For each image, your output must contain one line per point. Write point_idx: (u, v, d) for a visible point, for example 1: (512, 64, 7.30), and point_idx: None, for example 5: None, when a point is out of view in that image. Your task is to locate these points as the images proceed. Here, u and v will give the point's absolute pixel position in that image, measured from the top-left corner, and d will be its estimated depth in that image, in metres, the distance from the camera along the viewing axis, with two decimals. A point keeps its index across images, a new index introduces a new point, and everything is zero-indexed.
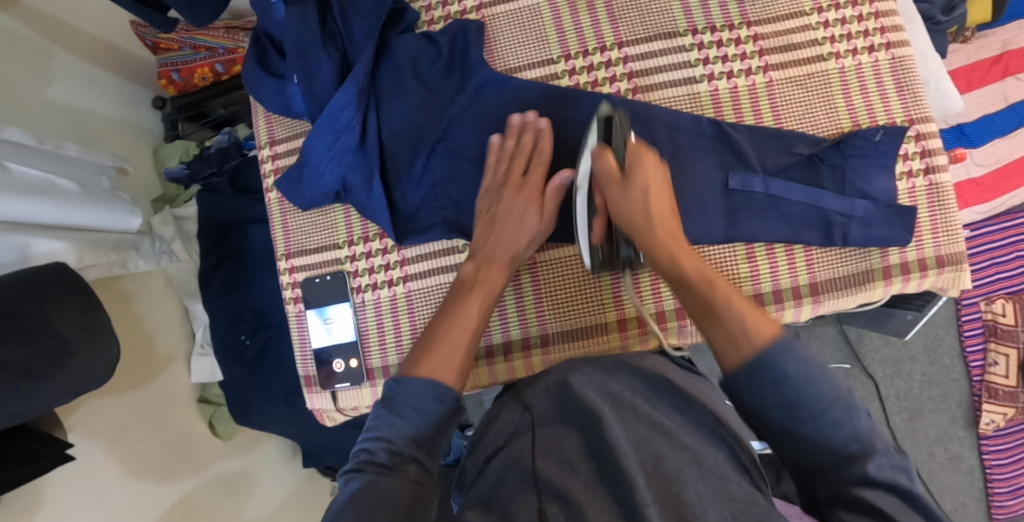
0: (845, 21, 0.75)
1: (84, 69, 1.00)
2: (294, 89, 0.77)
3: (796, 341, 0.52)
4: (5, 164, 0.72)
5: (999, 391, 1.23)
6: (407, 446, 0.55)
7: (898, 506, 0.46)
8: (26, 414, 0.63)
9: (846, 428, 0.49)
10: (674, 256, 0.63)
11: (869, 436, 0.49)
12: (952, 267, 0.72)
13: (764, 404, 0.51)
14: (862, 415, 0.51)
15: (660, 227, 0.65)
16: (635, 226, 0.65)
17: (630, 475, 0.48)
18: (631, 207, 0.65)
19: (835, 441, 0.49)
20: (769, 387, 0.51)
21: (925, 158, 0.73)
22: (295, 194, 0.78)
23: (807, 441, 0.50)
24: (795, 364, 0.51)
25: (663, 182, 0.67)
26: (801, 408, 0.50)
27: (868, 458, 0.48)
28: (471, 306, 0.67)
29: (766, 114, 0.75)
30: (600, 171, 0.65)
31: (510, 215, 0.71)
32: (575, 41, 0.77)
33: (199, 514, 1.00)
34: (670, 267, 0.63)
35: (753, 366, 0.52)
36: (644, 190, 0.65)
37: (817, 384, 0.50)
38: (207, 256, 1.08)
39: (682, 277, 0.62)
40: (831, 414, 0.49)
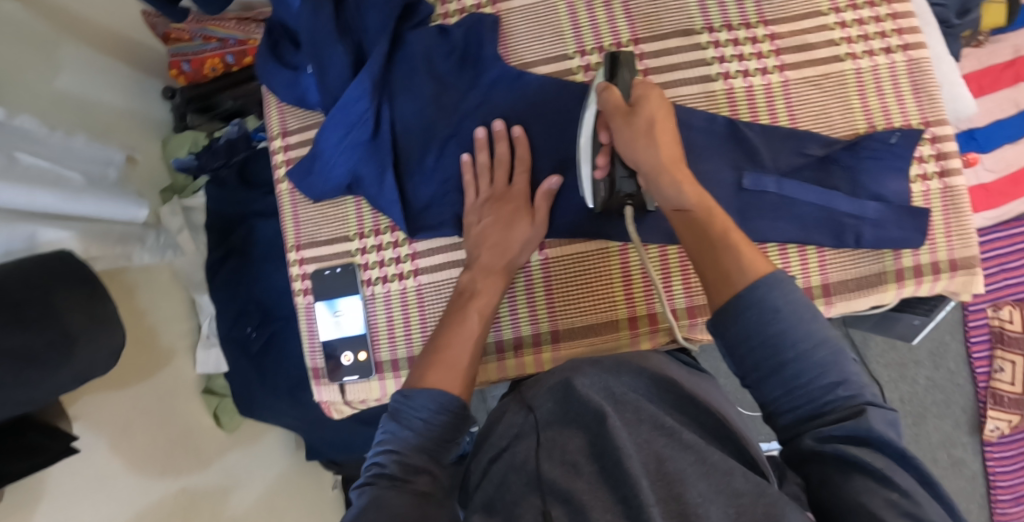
0: (862, 22, 0.75)
1: (95, 57, 1.00)
2: (308, 79, 0.76)
3: (787, 282, 0.49)
4: (13, 153, 0.72)
5: (1004, 397, 1.23)
6: (417, 457, 0.53)
7: (888, 462, 0.44)
8: (32, 402, 0.63)
9: (834, 371, 0.47)
10: (676, 182, 0.58)
11: (858, 385, 0.47)
12: (965, 271, 0.72)
13: (747, 338, 0.49)
14: (851, 363, 0.49)
15: (663, 151, 0.60)
16: (634, 153, 0.61)
17: (635, 478, 0.47)
18: (633, 134, 0.61)
19: (819, 382, 0.47)
20: (757, 318, 0.49)
21: (941, 161, 0.72)
22: (308, 186, 0.78)
23: (792, 382, 0.48)
24: (784, 300, 0.49)
25: (667, 113, 0.63)
26: (788, 344, 0.48)
27: (856, 405, 0.46)
28: (470, 318, 0.68)
29: (781, 114, 0.74)
30: (606, 104, 0.63)
31: (497, 226, 0.73)
32: (590, 37, 0.77)
33: (201, 506, 1.00)
34: (672, 197, 0.59)
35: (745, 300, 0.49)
36: (648, 117, 0.61)
37: (805, 323, 0.48)
38: (214, 248, 1.08)
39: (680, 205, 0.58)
40: (819, 355, 0.47)
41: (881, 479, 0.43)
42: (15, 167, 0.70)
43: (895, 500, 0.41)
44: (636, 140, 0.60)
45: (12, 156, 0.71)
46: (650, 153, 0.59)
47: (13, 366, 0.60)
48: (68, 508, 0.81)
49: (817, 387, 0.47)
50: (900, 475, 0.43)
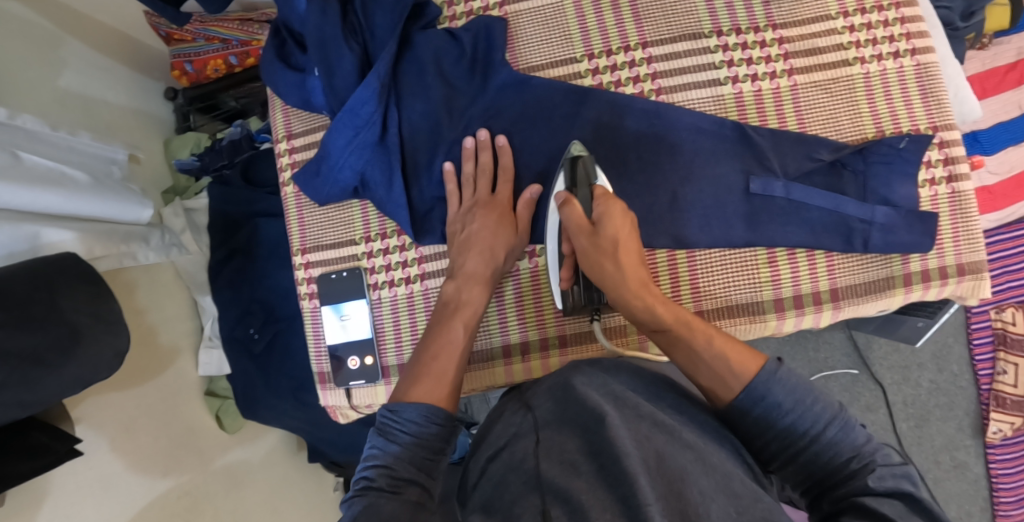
0: (871, 26, 0.74)
1: (97, 57, 1.00)
2: (314, 81, 0.76)
3: (779, 373, 0.56)
4: (17, 152, 0.71)
5: (1007, 399, 1.22)
6: (405, 469, 0.53)
7: (904, 510, 0.46)
8: (37, 404, 0.62)
9: (845, 446, 0.52)
10: (648, 304, 0.64)
11: (868, 450, 0.52)
12: (973, 276, 0.72)
13: (760, 433, 0.55)
14: (859, 430, 0.53)
15: (627, 275, 0.65)
16: (603, 276, 0.66)
17: (633, 476, 0.46)
18: (598, 255, 0.66)
19: (835, 454, 0.52)
20: (763, 417, 0.55)
21: (948, 165, 0.72)
22: (313, 188, 0.78)
23: (810, 461, 0.53)
24: (785, 392, 0.55)
25: (629, 227, 0.67)
26: (799, 431, 0.54)
27: (869, 470, 0.50)
28: (456, 330, 0.67)
29: (790, 118, 0.74)
30: (568, 222, 0.67)
31: (485, 234, 0.72)
32: (598, 40, 0.77)
33: (204, 508, 1.00)
34: (647, 318, 0.65)
35: (745, 398, 0.56)
36: (612, 236, 0.65)
37: (811, 407, 0.54)
38: (217, 249, 1.08)
39: (659, 324, 0.64)
40: (829, 434, 0.53)
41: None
42: (18, 167, 0.70)
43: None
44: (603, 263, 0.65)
45: (15, 155, 0.70)
46: (618, 277, 0.65)
47: (17, 368, 0.59)
48: (71, 509, 0.80)
49: (835, 459, 0.52)
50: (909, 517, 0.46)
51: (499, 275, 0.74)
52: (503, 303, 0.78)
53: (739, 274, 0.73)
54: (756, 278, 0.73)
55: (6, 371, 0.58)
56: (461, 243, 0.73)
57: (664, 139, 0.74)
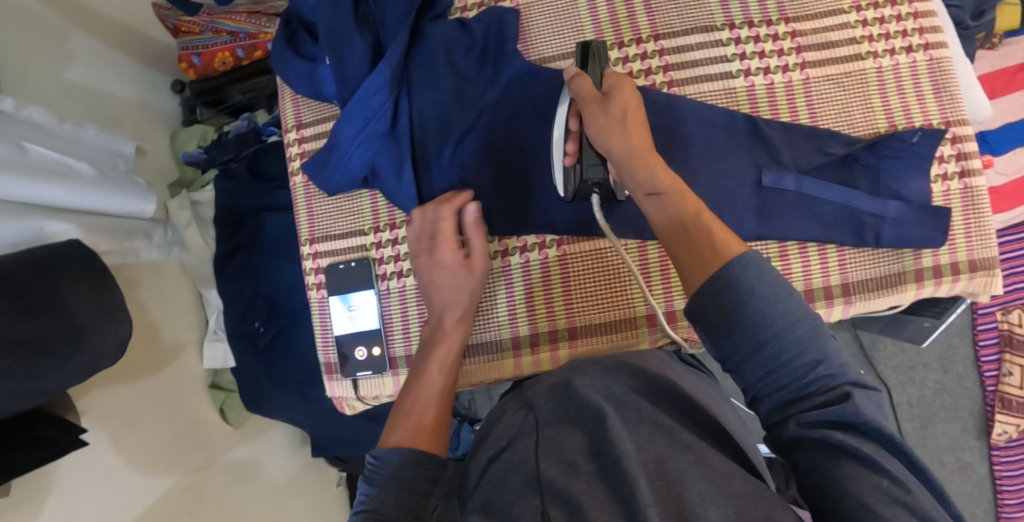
0: (884, 21, 0.74)
1: (105, 48, 1.00)
2: (326, 71, 0.76)
3: (762, 260, 0.49)
4: (23, 144, 0.71)
5: (1013, 401, 1.21)
6: (392, 512, 0.52)
7: (877, 448, 0.44)
8: (42, 393, 0.62)
9: (814, 350, 0.47)
10: (649, 167, 0.57)
11: (840, 364, 0.47)
12: (984, 272, 0.72)
13: (723, 321, 0.49)
14: (830, 339, 0.48)
15: (638, 137, 0.59)
16: (606, 139, 0.60)
17: (633, 477, 0.47)
18: (606, 120, 0.60)
19: (800, 362, 0.47)
20: (733, 298, 0.48)
21: (961, 161, 0.72)
22: (322, 179, 0.77)
23: (774, 363, 0.47)
24: (760, 278, 0.48)
25: (638, 106, 0.63)
26: (766, 323, 0.47)
27: (842, 389, 0.46)
28: (431, 371, 0.69)
29: (802, 112, 0.74)
30: (579, 92, 0.63)
31: (431, 281, 0.73)
32: (610, 32, 0.76)
33: (208, 500, 1.00)
34: (643, 186, 0.58)
35: (718, 279, 0.49)
36: (621, 106, 0.61)
37: (780, 301, 0.48)
38: (223, 242, 1.07)
39: (655, 190, 0.57)
40: (796, 334, 0.47)
41: (872, 465, 0.42)
42: (22, 159, 0.69)
43: (887, 488, 0.41)
44: (611, 125, 0.59)
45: (21, 147, 0.70)
46: (624, 137, 0.59)
47: (22, 356, 0.59)
48: (74, 503, 0.80)
49: (799, 365, 0.47)
50: (889, 462, 0.43)
51: (473, 308, 0.74)
52: (512, 292, 0.78)
53: None
54: None
55: (11, 360, 0.58)
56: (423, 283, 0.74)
57: (676, 131, 0.74)
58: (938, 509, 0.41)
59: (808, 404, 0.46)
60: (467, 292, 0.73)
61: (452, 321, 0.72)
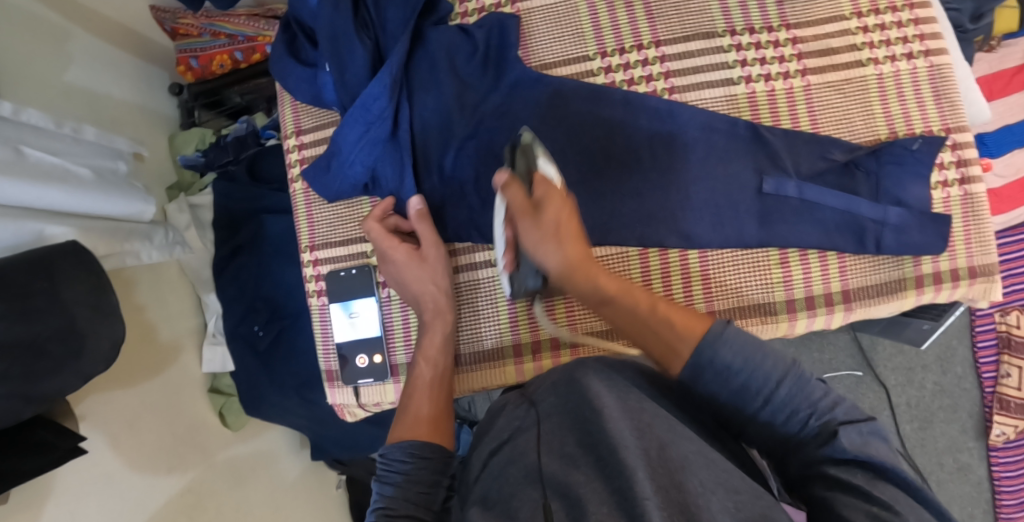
0: (884, 27, 0.74)
1: (104, 51, 0.99)
2: (326, 77, 0.75)
3: (725, 335, 0.56)
4: (20, 148, 0.70)
5: (1011, 402, 1.23)
6: (403, 506, 0.57)
7: (869, 478, 0.46)
8: (41, 398, 0.62)
9: (802, 404, 0.52)
10: (593, 277, 0.65)
11: (828, 409, 0.51)
12: (984, 278, 0.72)
13: (715, 393, 0.55)
14: (816, 386, 0.53)
15: (571, 250, 0.64)
16: (542, 255, 0.64)
17: (630, 468, 0.44)
18: (541, 238, 0.63)
19: (792, 415, 0.52)
20: (711, 377, 0.55)
21: (961, 168, 0.72)
22: (322, 185, 0.77)
23: (772, 423, 0.53)
24: (734, 352, 0.55)
25: (569, 210, 0.64)
26: (751, 391, 0.53)
27: (831, 430, 0.50)
28: (420, 366, 0.72)
29: (803, 119, 0.74)
30: (510, 205, 0.63)
31: (397, 282, 0.75)
32: (611, 38, 0.76)
33: (207, 504, 0.99)
34: (592, 293, 0.66)
35: (695, 361, 0.56)
36: (553, 219, 0.63)
37: (760, 366, 0.54)
38: (222, 246, 1.07)
39: (602, 295, 0.66)
40: (782, 393, 0.53)
41: (865, 494, 0.44)
42: (21, 162, 0.69)
43: (876, 512, 0.42)
44: (545, 242, 0.63)
45: (19, 151, 0.70)
46: (559, 254, 0.63)
47: (17, 359, 0.59)
48: (76, 505, 0.80)
49: (792, 419, 0.52)
50: (881, 489, 0.45)
51: (450, 303, 0.75)
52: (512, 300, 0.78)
53: (751, 275, 0.73)
54: (767, 279, 0.73)
55: (6, 363, 0.58)
56: (395, 284, 0.76)
57: (676, 138, 0.74)
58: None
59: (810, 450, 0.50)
60: (431, 283, 0.74)
61: (427, 317, 0.74)
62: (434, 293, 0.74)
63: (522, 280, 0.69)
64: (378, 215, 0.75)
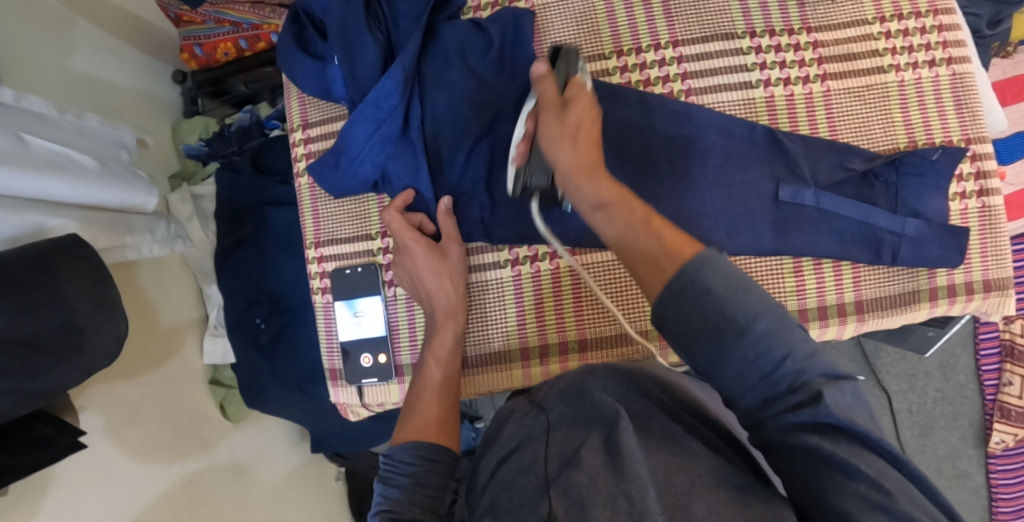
0: (907, 33, 0.73)
1: (107, 37, 0.97)
2: (335, 71, 0.74)
3: (720, 260, 0.48)
4: (22, 136, 0.69)
5: (1011, 411, 1.22)
6: (409, 510, 0.57)
7: (857, 449, 0.42)
8: (41, 394, 0.61)
9: (779, 345, 0.45)
10: (594, 177, 0.58)
11: (807, 357, 0.45)
12: (999, 292, 0.71)
13: (687, 320, 0.47)
14: (796, 330, 0.47)
15: (585, 152, 0.60)
16: (554, 150, 0.60)
17: (642, 481, 0.45)
18: (561, 131, 0.60)
19: (768, 362, 0.45)
20: (694, 302, 0.47)
21: (980, 180, 0.71)
22: (331, 181, 0.76)
23: (741, 362, 0.46)
24: (716, 274, 0.47)
25: (594, 119, 0.63)
26: (727, 320, 0.46)
27: (812, 388, 0.44)
28: (430, 367, 0.71)
29: (822, 125, 0.73)
30: (540, 97, 0.62)
31: (411, 276, 0.74)
32: (628, 37, 0.75)
33: (208, 498, 0.99)
34: (590, 197, 0.58)
35: (676, 283, 0.48)
36: (576, 120, 0.61)
37: (742, 295, 0.46)
38: (225, 237, 1.06)
39: (600, 197, 0.58)
40: (759, 329, 0.45)
41: (849, 469, 0.41)
42: (23, 151, 0.67)
43: (865, 493, 0.40)
44: (562, 137, 0.60)
45: (20, 138, 0.68)
46: (571, 152, 0.59)
47: (17, 355, 0.58)
48: (75, 498, 0.79)
49: (767, 362, 0.45)
50: (869, 462, 0.42)
51: (462, 304, 0.75)
52: (522, 305, 0.77)
53: (764, 283, 0.72)
54: (781, 288, 0.72)
55: (6, 358, 0.57)
56: (407, 280, 0.75)
57: (692, 142, 0.73)
58: (921, 506, 0.40)
59: (781, 406, 0.45)
60: (447, 280, 0.73)
61: (438, 315, 0.74)
62: (448, 291, 0.73)
63: (527, 179, 0.66)
64: (400, 206, 0.74)
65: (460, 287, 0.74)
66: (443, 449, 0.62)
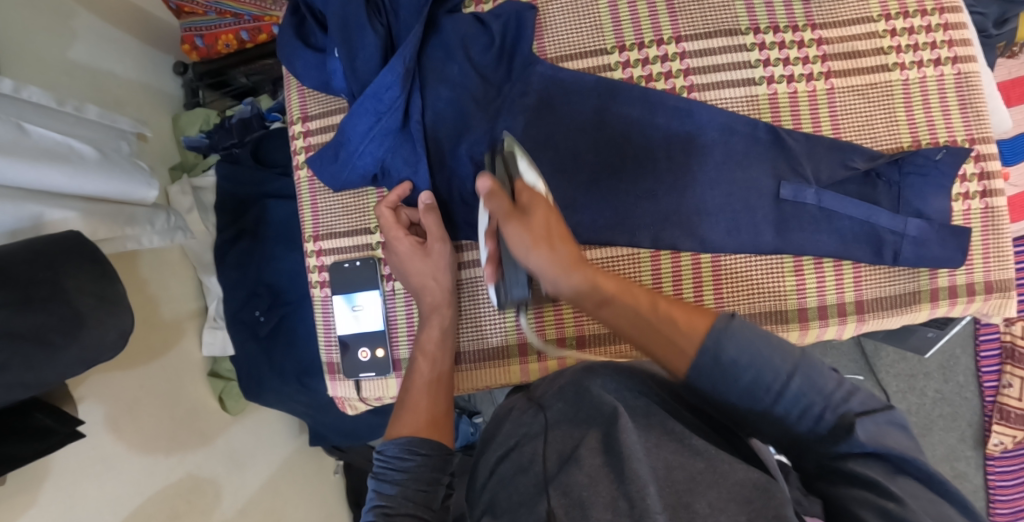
0: (913, 31, 0.72)
1: (107, 27, 0.97)
2: (336, 63, 0.72)
3: (733, 327, 0.52)
4: (22, 125, 0.68)
5: (1011, 412, 1.21)
6: (403, 505, 0.57)
7: (888, 473, 0.43)
8: (39, 385, 0.61)
9: (816, 399, 0.48)
10: (587, 280, 0.60)
11: (843, 400, 0.48)
12: (1000, 294, 0.71)
13: (723, 392, 0.51)
14: (829, 376, 0.49)
15: (562, 253, 0.60)
16: (529, 259, 0.60)
17: (641, 480, 0.44)
18: (530, 239, 0.59)
19: (806, 415, 0.48)
20: (721, 378, 0.51)
21: (983, 180, 0.71)
22: (329, 175, 0.75)
23: (783, 421, 0.49)
24: (737, 346, 0.50)
25: (554, 217, 0.62)
26: (761, 389, 0.49)
27: (847, 422, 0.46)
28: (418, 361, 0.72)
29: (825, 123, 0.72)
30: (495, 212, 0.61)
31: (399, 272, 0.74)
32: (631, 32, 0.74)
33: (206, 490, 0.99)
34: (590, 292, 0.61)
35: (702, 363, 0.51)
36: (541, 223, 0.60)
37: (769, 360, 0.50)
38: (224, 230, 1.05)
39: (600, 294, 0.60)
40: (794, 388, 0.48)
41: (878, 489, 0.42)
42: (23, 140, 0.67)
43: (890, 510, 0.40)
44: (533, 245, 0.59)
45: (21, 128, 0.68)
46: (550, 259, 0.59)
47: (19, 348, 0.58)
48: (72, 488, 0.79)
49: (807, 416, 0.48)
50: (898, 483, 0.43)
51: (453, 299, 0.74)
52: None
53: (764, 282, 0.72)
54: (780, 287, 0.72)
55: (6, 354, 0.57)
56: (398, 273, 0.75)
57: (694, 139, 0.72)
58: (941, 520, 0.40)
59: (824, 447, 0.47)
60: (431, 278, 0.72)
61: (424, 310, 0.73)
62: (434, 288, 0.72)
63: (508, 290, 0.67)
64: (393, 201, 0.74)
65: (445, 283, 0.73)
66: (438, 444, 0.62)
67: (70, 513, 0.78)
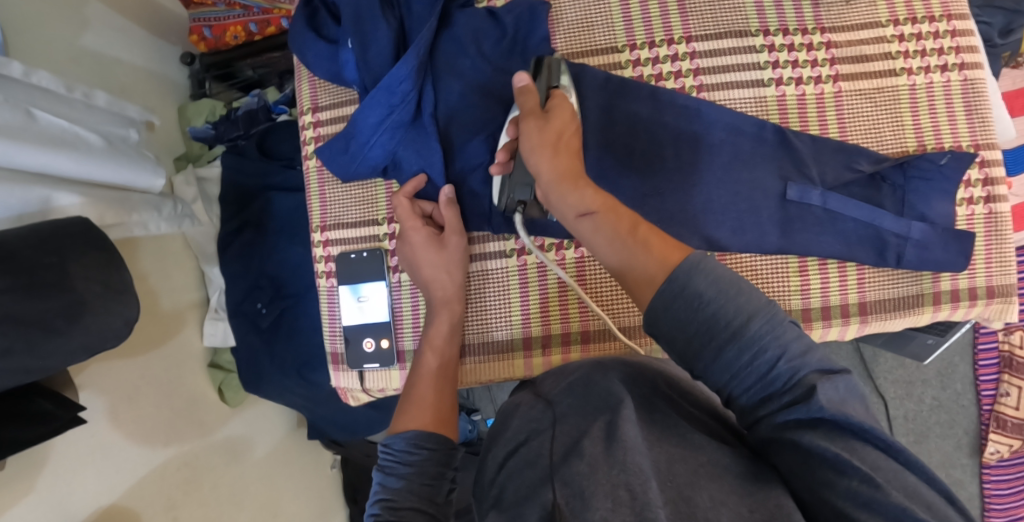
0: (921, 37, 0.73)
1: (118, 15, 0.97)
2: (348, 54, 0.73)
3: (706, 262, 0.51)
4: (30, 110, 0.68)
5: (1008, 421, 1.21)
6: (408, 499, 0.57)
7: (846, 442, 0.42)
8: (41, 370, 0.60)
9: (772, 344, 0.47)
10: (577, 188, 0.60)
11: (800, 356, 0.47)
12: (1001, 299, 0.72)
13: (684, 323, 0.50)
14: (789, 328, 0.49)
15: (563, 161, 0.61)
16: (534, 155, 0.62)
17: (644, 474, 0.44)
18: (541, 138, 0.62)
19: (763, 367, 0.47)
20: (685, 308, 0.50)
21: (987, 186, 0.71)
22: (339, 164, 0.75)
23: (738, 364, 0.48)
24: (706, 281, 0.50)
25: (573, 130, 0.65)
26: (721, 324, 0.48)
27: (806, 384, 0.45)
28: (426, 354, 0.71)
29: (832, 125, 0.73)
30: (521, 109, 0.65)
31: (409, 264, 0.74)
32: (642, 31, 0.75)
33: (202, 480, 0.98)
34: (577, 203, 0.60)
35: (667, 289, 0.51)
36: (557, 130, 0.63)
37: (732, 300, 0.49)
38: (229, 221, 1.06)
39: (586, 208, 0.59)
40: (753, 330, 0.48)
41: (840, 466, 0.41)
42: (30, 126, 0.67)
43: (856, 488, 0.40)
44: (543, 145, 0.61)
45: (29, 114, 0.68)
46: (551, 162, 0.61)
47: (22, 333, 0.57)
48: (69, 476, 0.78)
49: (762, 362, 0.47)
50: (861, 456, 0.41)
51: (462, 294, 0.75)
52: (526, 298, 0.77)
53: (769, 282, 0.72)
54: (785, 286, 0.72)
55: (9, 338, 0.56)
56: (408, 265, 0.75)
57: (702, 138, 0.73)
58: (915, 495, 0.40)
59: (777, 405, 0.46)
60: (443, 271, 0.73)
61: (434, 304, 0.73)
62: (444, 282, 0.73)
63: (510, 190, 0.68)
64: (409, 192, 0.74)
65: (457, 277, 0.73)
66: (445, 439, 0.62)
67: (66, 500, 0.77)
